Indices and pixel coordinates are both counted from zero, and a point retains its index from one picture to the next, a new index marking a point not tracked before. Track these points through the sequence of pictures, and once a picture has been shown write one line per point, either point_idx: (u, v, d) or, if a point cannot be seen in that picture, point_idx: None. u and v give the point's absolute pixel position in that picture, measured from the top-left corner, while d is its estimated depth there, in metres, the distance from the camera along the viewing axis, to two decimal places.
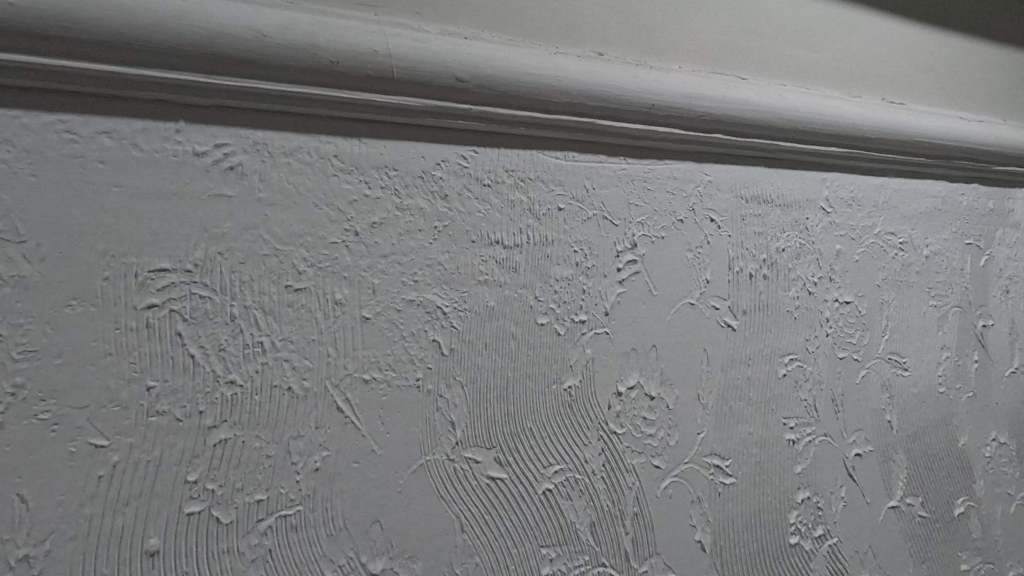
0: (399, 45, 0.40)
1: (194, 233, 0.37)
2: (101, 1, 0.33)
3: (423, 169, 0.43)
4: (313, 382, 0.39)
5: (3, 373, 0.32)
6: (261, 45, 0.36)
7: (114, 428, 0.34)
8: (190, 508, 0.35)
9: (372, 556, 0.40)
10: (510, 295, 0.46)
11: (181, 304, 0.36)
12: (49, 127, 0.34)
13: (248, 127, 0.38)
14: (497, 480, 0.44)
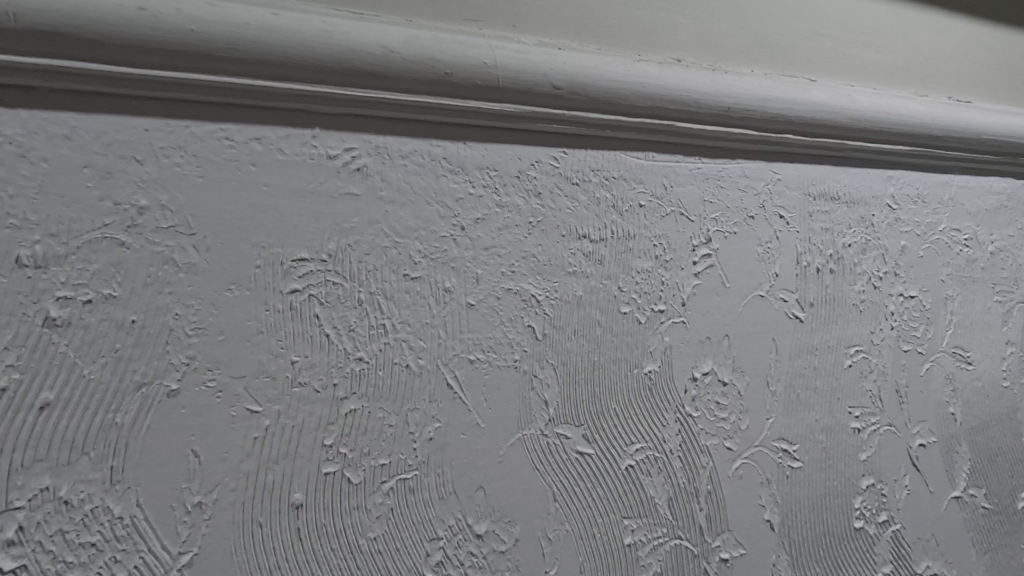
0: (504, 56, 0.44)
1: (328, 227, 0.42)
2: (258, 24, 0.38)
3: (520, 169, 0.47)
4: (426, 360, 0.44)
5: (179, 345, 0.38)
6: (388, 60, 0.41)
7: (265, 396, 0.39)
8: (327, 468, 0.40)
9: (477, 518, 0.44)
10: (596, 285, 0.49)
11: (318, 289, 0.41)
12: (212, 135, 0.39)
13: (371, 132, 0.43)
14: (585, 454, 0.48)
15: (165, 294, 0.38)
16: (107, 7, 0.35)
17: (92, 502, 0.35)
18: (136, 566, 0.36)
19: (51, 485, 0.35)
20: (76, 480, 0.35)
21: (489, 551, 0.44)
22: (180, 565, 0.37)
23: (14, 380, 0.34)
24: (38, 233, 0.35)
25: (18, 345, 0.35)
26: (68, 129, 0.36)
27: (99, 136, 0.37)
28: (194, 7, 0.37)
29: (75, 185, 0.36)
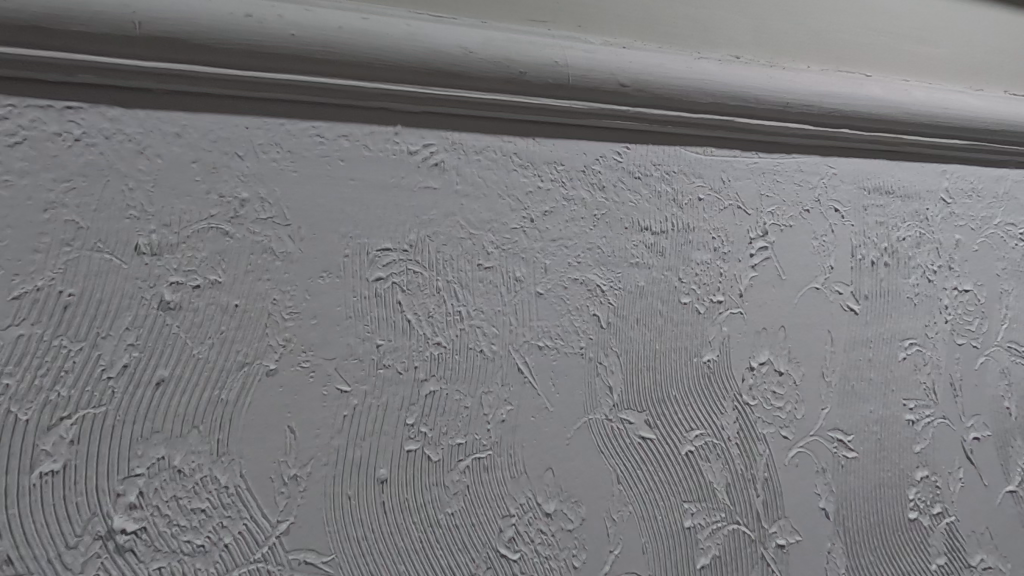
0: (573, 55, 0.46)
1: (408, 219, 0.44)
2: (351, 28, 0.41)
3: (585, 164, 0.49)
4: (499, 346, 0.46)
5: (276, 328, 0.40)
6: (467, 60, 0.43)
7: (353, 377, 0.42)
8: (409, 446, 0.43)
9: (546, 497, 0.46)
10: (657, 276, 0.51)
11: (400, 278, 0.44)
12: (305, 132, 0.42)
13: (448, 129, 0.45)
14: (647, 439, 0.49)
15: (264, 280, 0.40)
16: (217, 14, 0.38)
17: (202, 471, 0.38)
18: (240, 533, 0.39)
19: (166, 455, 0.38)
20: (187, 450, 0.38)
21: (558, 529, 0.46)
22: (278, 532, 0.39)
23: (135, 358, 0.37)
24: (154, 223, 0.38)
25: (137, 326, 0.38)
26: (179, 127, 0.39)
27: (206, 133, 0.40)
28: (293, 12, 0.40)
29: (186, 180, 0.39)
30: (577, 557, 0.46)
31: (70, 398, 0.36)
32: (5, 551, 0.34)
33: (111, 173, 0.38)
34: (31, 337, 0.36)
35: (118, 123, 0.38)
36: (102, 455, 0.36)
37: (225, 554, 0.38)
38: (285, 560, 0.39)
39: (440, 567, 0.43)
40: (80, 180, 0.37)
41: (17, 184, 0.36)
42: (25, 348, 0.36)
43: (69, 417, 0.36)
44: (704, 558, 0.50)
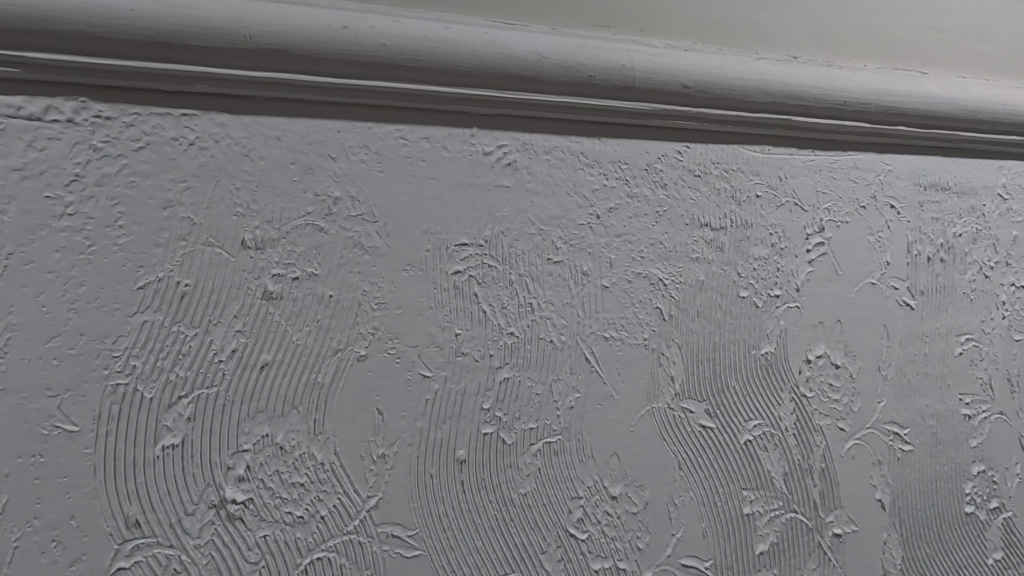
0: (640, 59, 0.49)
1: (483, 215, 0.47)
2: (435, 37, 0.43)
3: (648, 162, 0.51)
4: (567, 337, 0.48)
5: (366, 317, 0.44)
6: (541, 65, 0.46)
7: (434, 363, 0.45)
8: (485, 429, 0.45)
9: (612, 481, 0.48)
10: (716, 271, 0.53)
11: (477, 271, 0.46)
12: (390, 135, 0.45)
13: (520, 131, 0.48)
14: (707, 428, 0.51)
15: (355, 273, 0.44)
16: (317, 26, 0.41)
17: (301, 448, 0.41)
18: (334, 505, 0.42)
19: (270, 432, 0.41)
20: (288, 429, 0.41)
21: (623, 512, 0.48)
22: (368, 506, 0.42)
23: (242, 343, 0.41)
24: (258, 220, 0.42)
25: (243, 314, 0.41)
26: (279, 131, 0.42)
27: (303, 137, 0.43)
28: (384, 23, 0.43)
29: (285, 180, 0.42)
30: (640, 539, 0.49)
31: (186, 379, 0.40)
32: (134, 514, 0.38)
33: (220, 174, 0.41)
34: (153, 322, 0.39)
35: (227, 128, 0.41)
36: (214, 432, 0.40)
37: (322, 525, 0.41)
38: (374, 532, 0.42)
39: (513, 543, 0.46)
40: (193, 180, 0.41)
41: (141, 184, 0.40)
42: (147, 333, 0.39)
43: (186, 395, 0.40)
44: (762, 545, 0.52)
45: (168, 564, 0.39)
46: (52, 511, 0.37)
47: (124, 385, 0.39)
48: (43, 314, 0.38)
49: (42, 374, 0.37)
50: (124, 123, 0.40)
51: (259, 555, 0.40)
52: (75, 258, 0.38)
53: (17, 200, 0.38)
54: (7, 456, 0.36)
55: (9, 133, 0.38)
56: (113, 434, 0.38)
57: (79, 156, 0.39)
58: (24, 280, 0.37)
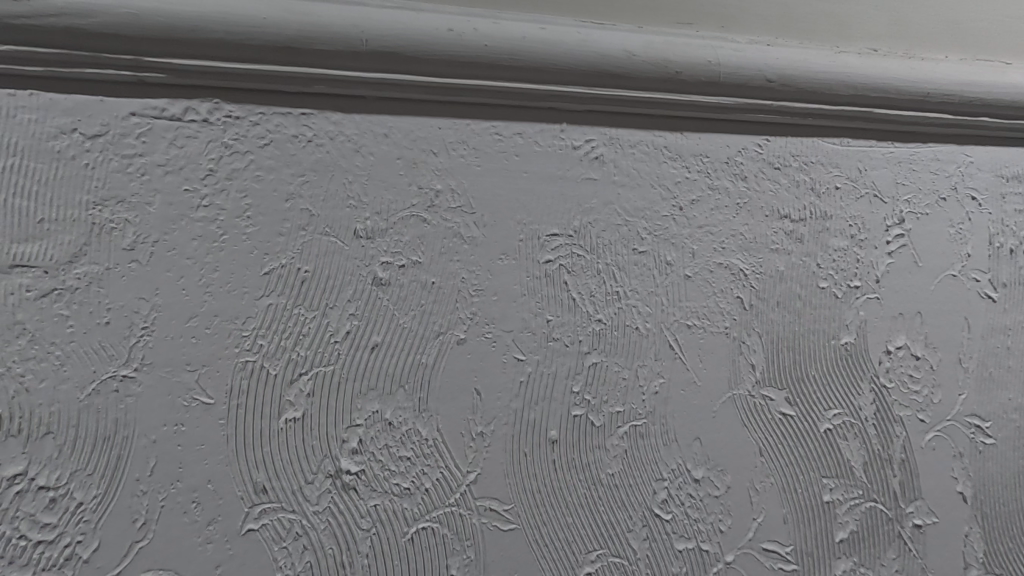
0: (725, 55, 0.50)
1: (572, 207, 0.49)
2: (531, 38, 0.46)
3: (729, 156, 0.52)
4: (651, 324, 0.50)
5: (465, 303, 0.46)
6: (630, 62, 0.48)
7: (527, 347, 0.47)
8: (575, 411, 0.48)
9: (695, 464, 0.50)
10: (797, 262, 0.53)
11: (567, 260, 0.48)
12: (487, 131, 0.47)
13: (607, 126, 0.50)
14: (787, 415, 0.52)
15: (454, 261, 0.46)
16: (425, 30, 0.44)
17: (407, 424, 0.44)
18: (437, 479, 0.45)
19: (379, 409, 0.44)
20: (396, 406, 0.44)
21: (705, 495, 0.50)
22: (468, 481, 0.45)
23: (355, 325, 0.44)
24: (368, 211, 0.45)
25: (356, 298, 0.44)
26: (387, 128, 0.45)
27: (408, 134, 0.46)
28: (485, 24, 0.45)
29: (392, 174, 0.45)
30: (723, 522, 0.50)
31: (306, 357, 0.43)
32: (262, 481, 0.42)
33: (335, 169, 0.44)
34: (277, 305, 0.43)
35: (341, 126, 0.45)
36: (331, 407, 0.43)
37: (426, 496, 0.44)
38: (473, 506, 0.45)
39: (601, 521, 0.47)
40: (311, 174, 0.44)
41: (266, 178, 0.43)
42: (272, 314, 0.43)
43: (305, 372, 0.43)
44: (842, 533, 0.53)
45: (291, 527, 0.42)
46: (192, 475, 0.41)
47: (252, 362, 0.42)
48: (183, 296, 0.41)
49: (183, 350, 0.41)
50: (251, 122, 0.43)
51: (370, 523, 0.43)
52: (210, 246, 0.42)
53: (161, 193, 0.42)
54: (154, 424, 0.40)
55: (154, 132, 0.42)
56: (243, 406, 0.42)
57: (213, 152, 0.42)
58: (167, 265, 0.41)
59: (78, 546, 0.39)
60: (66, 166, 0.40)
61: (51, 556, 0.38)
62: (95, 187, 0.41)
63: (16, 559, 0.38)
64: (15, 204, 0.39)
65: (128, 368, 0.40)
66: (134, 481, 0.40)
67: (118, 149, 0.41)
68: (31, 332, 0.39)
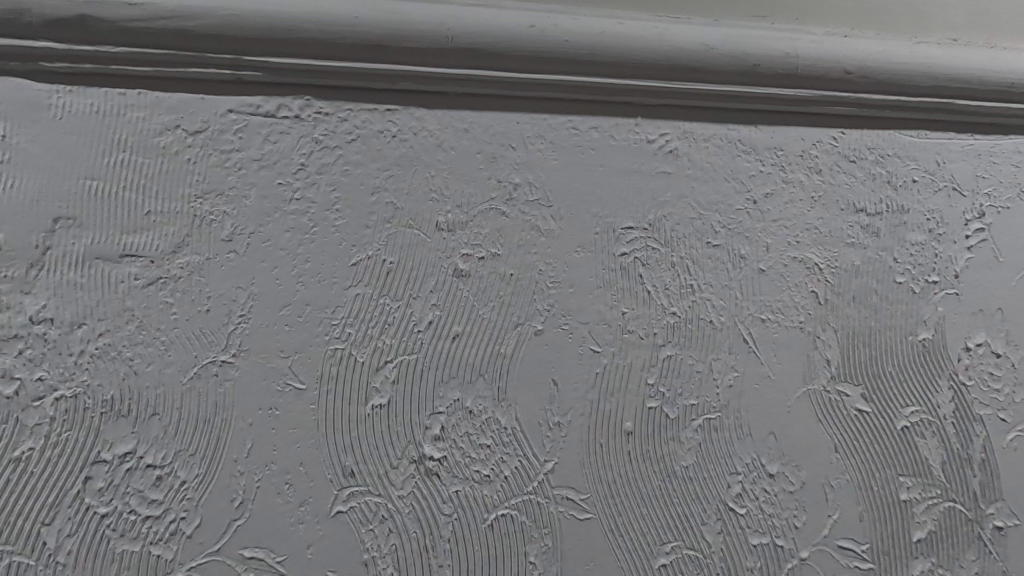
0: (800, 48, 0.50)
1: (647, 200, 0.49)
2: (610, 33, 0.47)
3: (803, 149, 0.52)
4: (725, 318, 0.50)
5: (542, 294, 0.47)
6: (706, 55, 0.49)
7: (603, 338, 0.48)
8: (650, 403, 0.48)
9: (770, 459, 0.49)
10: (873, 256, 0.53)
11: (641, 253, 0.49)
12: (563, 126, 0.48)
13: (681, 120, 0.50)
14: (864, 412, 0.51)
15: (532, 253, 0.47)
16: (509, 27, 0.45)
17: (487, 412, 0.45)
18: (516, 467, 0.45)
19: (460, 397, 0.45)
20: (476, 394, 0.45)
21: (780, 490, 0.49)
22: (546, 470, 0.46)
23: (437, 315, 0.45)
24: (449, 204, 0.46)
25: (438, 289, 0.45)
26: (467, 123, 0.46)
27: (488, 129, 0.47)
28: (565, 21, 0.46)
29: (472, 168, 0.46)
30: (797, 518, 0.49)
31: (391, 345, 0.44)
32: (350, 465, 0.43)
33: (418, 163, 0.46)
34: (364, 295, 0.44)
35: (423, 121, 0.46)
36: (415, 394, 0.44)
37: (505, 484, 0.45)
38: (551, 494, 0.46)
39: (675, 513, 0.48)
40: (396, 169, 0.45)
41: (354, 172, 0.45)
42: (360, 304, 0.44)
43: (391, 360, 0.44)
44: (920, 533, 0.51)
45: (378, 510, 0.43)
46: (285, 458, 0.42)
47: (342, 350, 0.44)
48: (277, 286, 0.43)
49: (277, 338, 0.43)
50: (340, 118, 0.45)
51: (452, 508, 0.44)
52: (302, 238, 0.44)
53: (256, 186, 0.43)
54: (251, 408, 0.42)
55: (250, 129, 0.43)
56: (333, 392, 0.43)
57: (304, 148, 0.44)
58: (263, 256, 0.43)
59: (182, 522, 0.41)
60: (169, 161, 0.42)
61: (158, 530, 0.40)
62: (196, 180, 0.42)
63: (127, 533, 0.40)
64: (124, 197, 0.42)
65: (227, 354, 0.42)
66: (232, 462, 0.42)
67: (217, 145, 0.43)
68: (139, 318, 0.41)
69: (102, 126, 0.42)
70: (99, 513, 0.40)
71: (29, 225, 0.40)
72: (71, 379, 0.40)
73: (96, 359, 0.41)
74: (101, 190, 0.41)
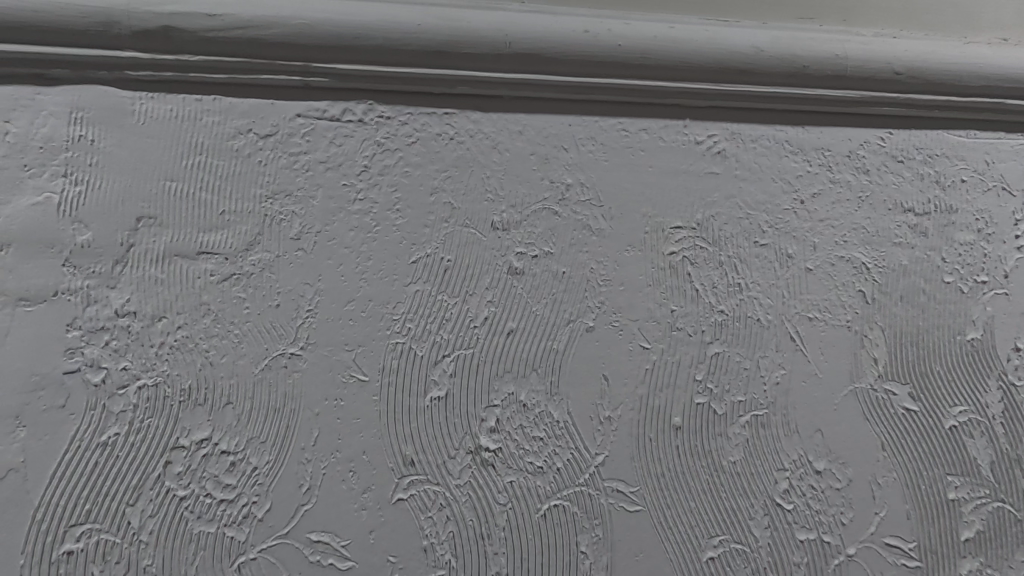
0: (848, 49, 0.51)
1: (696, 200, 0.50)
2: (662, 36, 0.48)
3: (850, 149, 0.53)
4: (773, 316, 0.50)
5: (593, 292, 0.48)
6: (755, 57, 0.50)
7: (652, 335, 0.49)
8: (698, 399, 0.49)
9: (817, 456, 0.50)
10: (921, 256, 0.53)
11: (690, 252, 0.50)
12: (614, 128, 0.49)
13: (729, 121, 0.51)
14: (911, 411, 0.51)
15: (583, 252, 0.48)
16: (564, 32, 0.47)
17: (540, 406, 0.47)
18: (568, 459, 0.47)
19: (515, 391, 0.46)
20: (530, 389, 0.47)
21: (827, 487, 0.50)
22: (597, 462, 0.47)
23: (492, 311, 0.47)
24: (504, 204, 0.47)
25: (493, 287, 0.47)
26: (522, 126, 0.48)
27: (541, 131, 0.48)
28: (617, 26, 0.48)
29: (526, 169, 0.48)
30: (845, 514, 0.50)
31: (449, 340, 0.46)
32: (410, 454, 0.45)
33: (474, 165, 0.47)
34: (423, 292, 0.46)
35: (480, 124, 0.48)
36: (471, 387, 0.46)
37: (557, 475, 0.46)
38: (601, 486, 0.47)
39: (722, 507, 0.48)
40: (454, 170, 0.47)
41: (414, 174, 0.47)
42: (419, 300, 0.46)
43: (448, 354, 0.46)
44: (968, 532, 0.51)
45: (436, 498, 0.45)
46: (349, 446, 0.44)
47: (402, 344, 0.45)
48: (342, 282, 0.45)
49: (342, 332, 0.45)
50: (401, 122, 0.47)
51: (507, 498, 0.46)
52: (365, 236, 0.46)
53: (322, 187, 0.45)
54: (317, 399, 0.44)
55: (316, 132, 0.46)
56: (394, 385, 0.45)
57: (367, 150, 0.46)
58: (328, 253, 0.45)
59: (254, 506, 0.43)
60: (242, 163, 0.45)
61: (232, 513, 0.43)
62: (267, 182, 0.45)
63: (203, 515, 0.42)
64: (201, 197, 0.44)
65: (295, 347, 0.44)
66: (300, 450, 0.44)
67: (286, 147, 0.45)
68: (214, 312, 0.43)
69: (181, 131, 0.44)
70: (178, 496, 0.42)
71: (115, 224, 0.43)
72: (153, 369, 0.43)
73: (175, 350, 0.43)
74: (180, 191, 0.44)
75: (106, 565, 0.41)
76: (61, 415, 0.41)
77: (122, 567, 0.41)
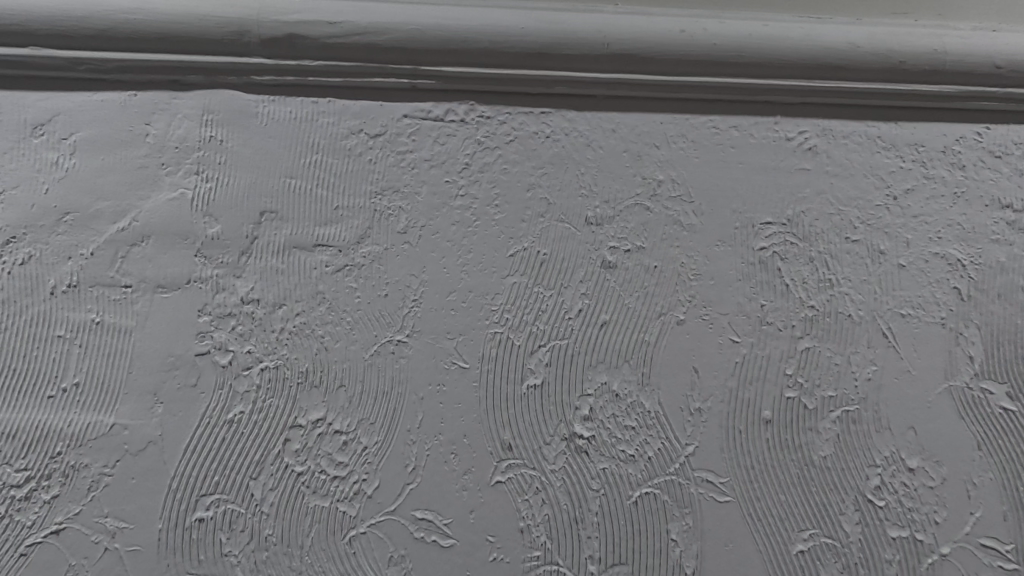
0: (945, 43, 0.51)
1: (787, 196, 0.50)
2: (756, 35, 0.50)
3: (945, 145, 0.52)
4: (865, 312, 0.50)
5: (684, 285, 0.49)
6: (847, 54, 0.50)
7: (743, 329, 0.49)
8: (789, 393, 0.49)
9: (909, 453, 0.49)
10: (1019, 252, 0.52)
11: (780, 247, 0.50)
12: (705, 125, 0.51)
13: (819, 117, 0.52)
14: (1010, 410, 0.50)
15: (674, 247, 0.49)
16: (661, 33, 0.49)
17: (632, 396, 0.48)
18: (660, 448, 0.48)
19: (607, 380, 0.48)
20: (622, 378, 0.48)
21: (921, 485, 0.49)
22: (687, 452, 0.48)
23: (586, 304, 0.48)
24: (598, 200, 0.49)
25: (587, 279, 0.49)
26: (615, 125, 0.50)
27: (634, 129, 0.50)
28: (713, 25, 0.50)
29: (619, 166, 0.49)
30: (939, 513, 0.49)
31: (545, 330, 0.48)
32: (508, 439, 0.47)
33: (570, 162, 0.49)
34: (520, 284, 0.48)
35: (575, 123, 0.50)
36: (566, 376, 0.48)
37: (649, 464, 0.47)
38: (692, 476, 0.48)
39: (813, 501, 0.49)
40: (550, 167, 0.49)
41: (512, 171, 0.49)
42: (516, 292, 0.48)
43: (544, 344, 0.48)
44: None
45: (533, 482, 0.47)
46: (451, 429, 0.46)
47: (501, 333, 0.48)
48: (444, 274, 0.48)
49: (444, 321, 0.47)
50: (500, 121, 0.49)
51: (600, 484, 0.47)
52: (466, 230, 0.48)
53: (427, 184, 0.48)
54: (422, 383, 0.47)
55: (422, 132, 0.48)
56: (493, 372, 0.47)
57: (468, 148, 0.48)
58: (432, 246, 0.48)
59: (363, 483, 0.45)
60: (354, 161, 0.48)
61: (344, 489, 0.45)
62: (376, 179, 0.48)
63: (318, 490, 0.45)
64: (317, 193, 0.47)
65: (402, 334, 0.47)
66: (405, 432, 0.46)
67: (394, 147, 0.48)
68: (329, 299, 0.46)
69: (300, 132, 0.48)
70: (296, 471, 0.45)
71: (241, 218, 0.47)
72: (273, 352, 0.46)
73: (294, 335, 0.46)
74: (298, 187, 0.47)
75: (232, 533, 0.44)
76: (193, 393, 0.45)
77: (245, 536, 0.44)
